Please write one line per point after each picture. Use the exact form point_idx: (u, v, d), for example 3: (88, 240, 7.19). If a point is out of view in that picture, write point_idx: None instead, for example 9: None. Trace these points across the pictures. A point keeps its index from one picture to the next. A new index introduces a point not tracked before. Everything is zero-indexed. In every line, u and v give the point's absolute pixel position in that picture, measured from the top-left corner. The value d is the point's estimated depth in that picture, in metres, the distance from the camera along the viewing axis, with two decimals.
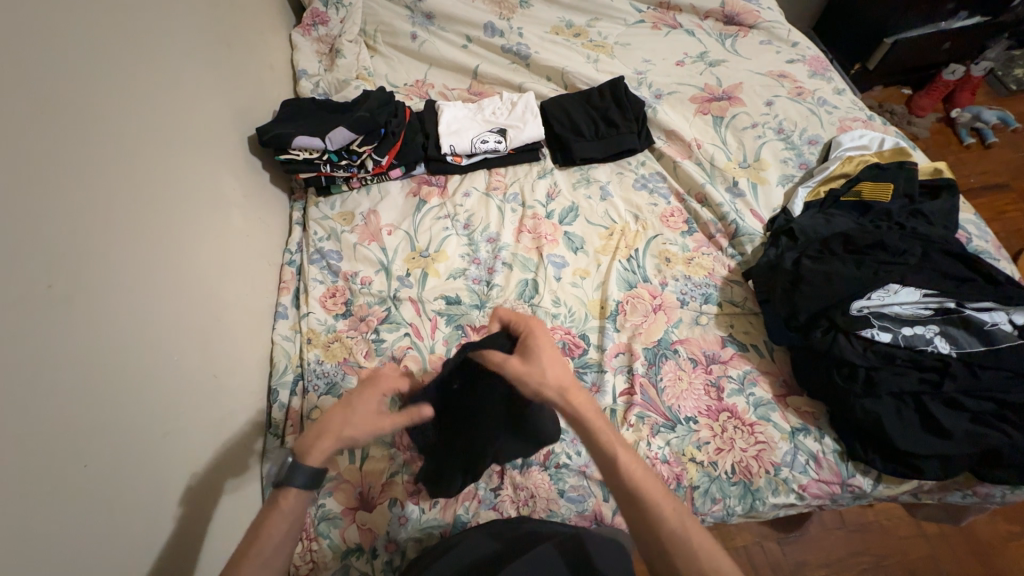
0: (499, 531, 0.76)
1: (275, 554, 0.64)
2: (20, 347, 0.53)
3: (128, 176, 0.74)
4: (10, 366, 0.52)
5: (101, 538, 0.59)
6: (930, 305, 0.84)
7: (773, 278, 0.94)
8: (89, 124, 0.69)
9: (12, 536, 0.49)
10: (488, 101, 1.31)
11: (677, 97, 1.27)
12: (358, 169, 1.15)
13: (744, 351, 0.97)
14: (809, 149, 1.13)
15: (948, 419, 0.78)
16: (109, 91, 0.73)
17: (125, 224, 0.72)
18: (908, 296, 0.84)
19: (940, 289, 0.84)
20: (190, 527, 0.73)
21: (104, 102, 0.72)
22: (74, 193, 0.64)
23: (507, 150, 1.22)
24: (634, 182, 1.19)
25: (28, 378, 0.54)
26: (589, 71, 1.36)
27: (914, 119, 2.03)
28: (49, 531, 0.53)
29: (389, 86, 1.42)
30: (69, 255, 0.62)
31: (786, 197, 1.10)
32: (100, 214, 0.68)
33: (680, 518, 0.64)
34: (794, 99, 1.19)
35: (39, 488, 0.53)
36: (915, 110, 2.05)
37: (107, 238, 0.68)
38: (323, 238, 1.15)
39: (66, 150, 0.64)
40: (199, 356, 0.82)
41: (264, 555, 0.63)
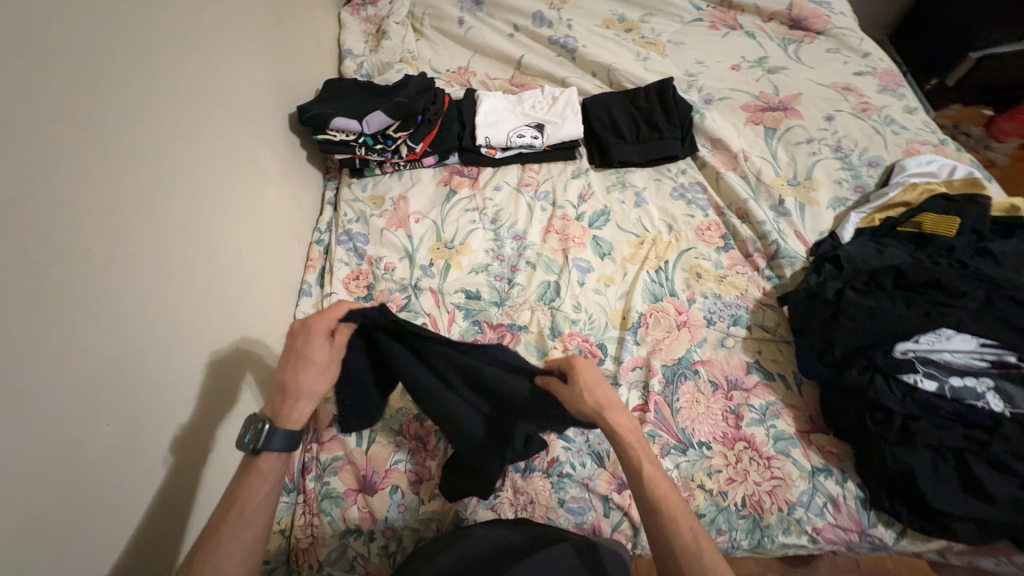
0: (493, 531, 0.76)
1: (259, 512, 0.66)
2: (54, 306, 0.56)
3: (170, 150, 0.76)
4: (43, 323, 0.55)
5: (115, 492, 0.63)
6: (986, 358, 0.76)
7: (811, 307, 0.88)
8: (138, 98, 0.71)
9: (34, 483, 0.53)
10: (529, 94, 1.28)
11: (728, 104, 1.21)
12: (392, 155, 1.15)
13: (769, 380, 0.92)
14: (868, 171, 1.05)
15: (991, 482, 0.71)
16: (159, 64, 0.76)
17: (165, 196, 0.74)
18: (962, 344, 0.78)
19: (1000, 340, 0.76)
20: (201, 489, 0.77)
21: (154, 76, 0.74)
22: (118, 164, 0.66)
23: (543, 147, 1.19)
24: (672, 191, 1.14)
25: (60, 336, 0.56)
26: (637, 69, 1.31)
27: (992, 144, 1.86)
28: (68, 481, 0.56)
29: (432, 71, 1.42)
30: (109, 224, 0.64)
31: (836, 221, 1.03)
32: (140, 184, 0.70)
33: (695, 537, 0.62)
34: (857, 115, 1.10)
35: (63, 441, 0.56)
36: (994, 135, 1.88)
37: (146, 209, 0.70)
38: (352, 220, 1.17)
39: (114, 122, 0.66)
40: (224, 327, 0.85)
41: (247, 511, 0.65)
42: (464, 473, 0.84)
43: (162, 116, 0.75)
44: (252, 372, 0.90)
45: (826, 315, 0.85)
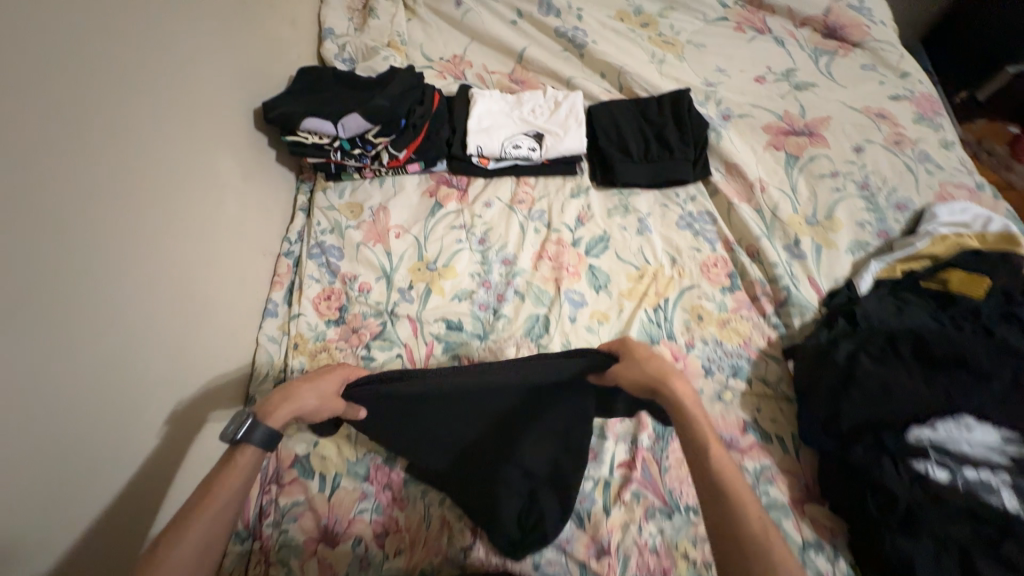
0: None
1: (217, 518, 0.59)
2: None
3: (93, 165, 0.65)
4: None
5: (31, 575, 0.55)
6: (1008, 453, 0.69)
7: (819, 370, 0.81)
8: (46, 105, 0.60)
9: None
10: (530, 95, 1.15)
11: (748, 123, 1.09)
12: (371, 160, 1.03)
13: (767, 442, 0.86)
14: (894, 214, 0.95)
15: None
16: (74, 62, 0.63)
17: (85, 221, 0.64)
18: (983, 436, 0.70)
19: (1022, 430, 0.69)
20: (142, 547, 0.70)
21: (67, 77, 0.62)
22: (18, 189, 0.56)
23: (540, 159, 1.07)
24: (679, 219, 1.04)
25: None
26: (651, 74, 1.18)
27: None
28: None
29: (423, 58, 1.27)
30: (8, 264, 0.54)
31: (855, 267, 0.94)
32: (51, 210, 0.59)
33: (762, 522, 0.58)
34: (889, 148, 0.99)
35: None
36: None
37: (59, 239, 0.60)
38: (325, 231, 1.06)
39: (12, 140, 0.55)
40: (168, 361, 0.77)
41: (212, 512, 0.59)
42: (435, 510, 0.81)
43: (78, 124, 0.64)
44: (201, 406, 0.82)
45: (834, 381, 0.78)
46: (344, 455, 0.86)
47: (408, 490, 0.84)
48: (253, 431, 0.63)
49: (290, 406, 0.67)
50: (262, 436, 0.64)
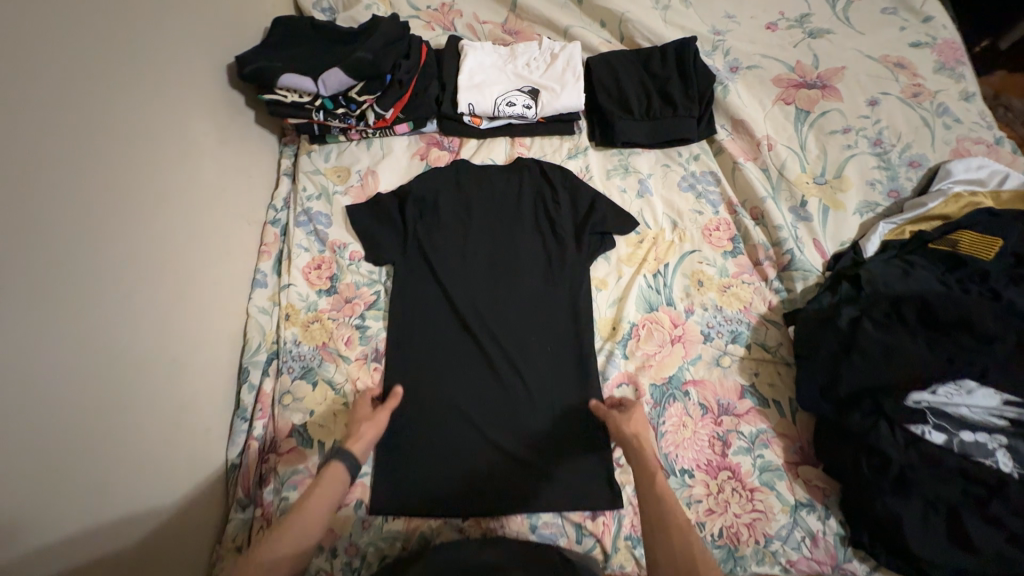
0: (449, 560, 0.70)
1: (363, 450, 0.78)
2: None
3: (35, 122, 0.59)
4: None
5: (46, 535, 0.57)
6: (1006, 415, 0.70)
7: (820, 335, 0.79)
8: None
9: None
10: (524, 47, 1.08)
11: (756, 75, 1.02)
12: (357, 121, 0.97)
13: (764, 406, 0.86)
14: (906, 172, 0.91)
15: (979, 536, 0.66)
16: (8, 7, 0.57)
17: (37, 189, 0.59)
18: (984, 399, 0.71)
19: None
20: (158, 510, 0.71)
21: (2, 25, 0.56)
22: None
23: (536, 118, 1.01)
24: (681, 180, 0.99)
25: None
26: (654, 22, 1.10)
27: None
28: None
29: (409, 7, 1.18)
30: None
31: (861, 229, 0.91)
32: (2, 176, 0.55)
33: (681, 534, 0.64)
34: (906, 100, 0.93)
35: None
36: None
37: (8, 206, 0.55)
38: (313, 197, 1.01)
39: None
40: (153, 337, 0.73)
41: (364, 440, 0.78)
42: (448, 465, 0.84)
43: (18, 79, 0.58)
44: (190, 382, 0.79)
45: (836, 346, 0.77)
46: (342, 424, 0.86)
47: (398, 455, 0.84)
48: (342, 456, 0.73)
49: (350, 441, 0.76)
50: (348, 460, 0.73)
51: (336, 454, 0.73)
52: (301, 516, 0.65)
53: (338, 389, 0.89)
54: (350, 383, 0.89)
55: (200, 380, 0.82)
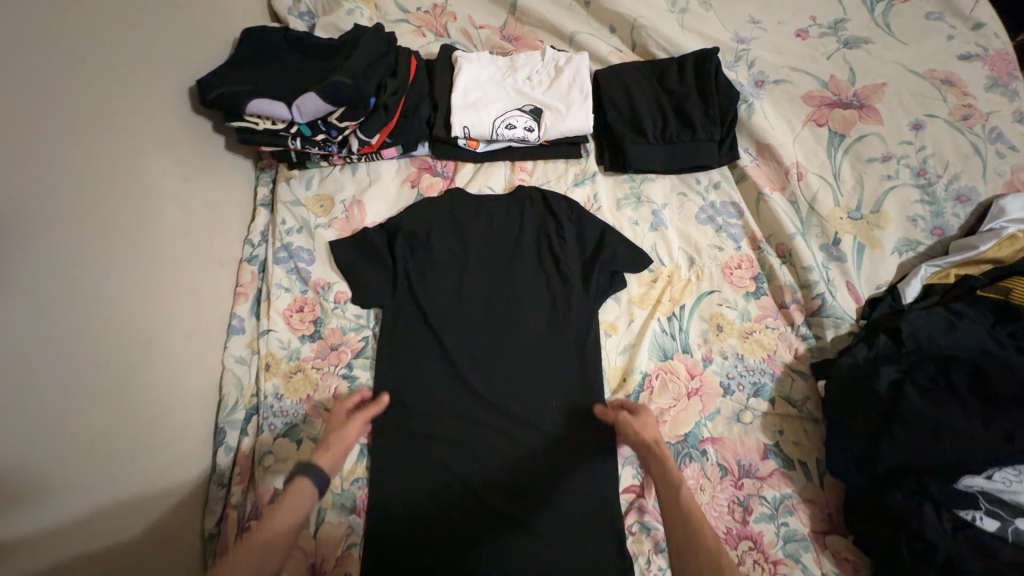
0: None
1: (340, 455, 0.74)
2: None
3: None
4: None
5: None
6: None
7: (855, 398, 0.72)
8: None
9: None
10: (526, 58, 0.97)
11: (785, 91, 0.92)
12: (338, 147, 0.87)
13: (789, 468, 0.78)
14: (953, 207, 0.81)
15: None
16: None
17: None
18: None
19: None
20: None
21: None
22: None
23: (539, 142, 0.91)
24: (698, 212, 0.90)
25: None
26: (671, 28, 0.99)
27: None
28: None
29: (398, 10, 1.06)
30: None
31: (899, 271, 0.82)
32: None
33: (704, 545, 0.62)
34: (955, 124, 0.83)
35: None
36: None
37: None
38: (293, 231, 0.92)
39: None
40: (114, 412, 0.65)
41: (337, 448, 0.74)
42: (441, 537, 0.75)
43: None
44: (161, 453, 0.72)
45: (876, 414, 0.69)
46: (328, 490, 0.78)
47: (386, 526, 0.76)
48: (312, 473, 0.69)
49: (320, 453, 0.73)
50: (320, 477, 0.70)
51: (302, 468, 0.70)
52: (266, 533, 0.63)
53: None
54: None
55: (173, 447, 0.74)
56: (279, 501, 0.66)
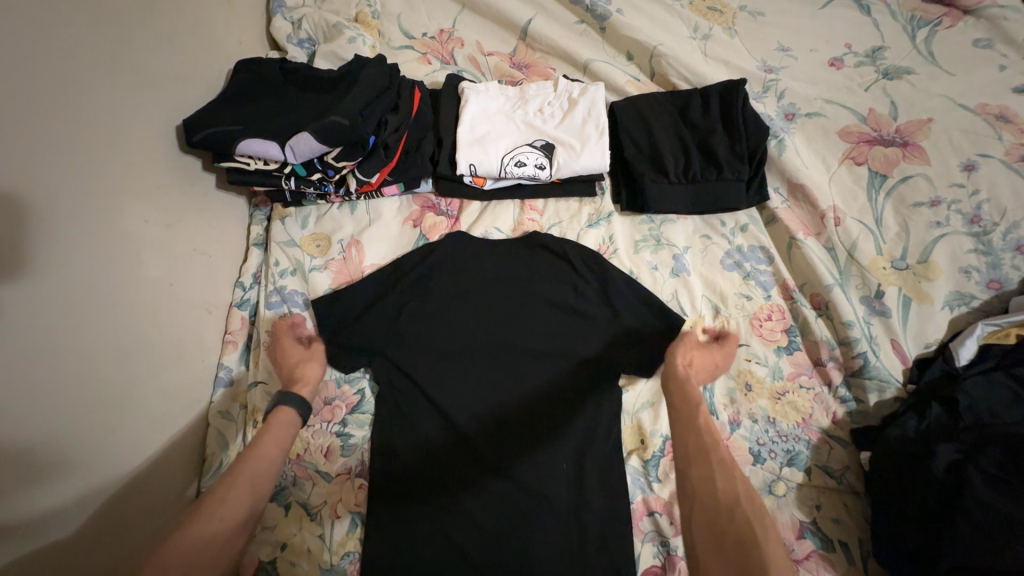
0: None
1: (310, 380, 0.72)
2: None
3: None
4: None
5: None
6: None
7: (911, 480, 0.64)
8: None
9: None
10: (537, 88, 0.91)
11: (819, 125, 0.85)
12: (335, 187, 0.82)
13: (828, 550, 0.69)
14: (1012, 259, 0.73)
15: None
16: None
17: None
18: None
19: None
20: None
21: None
22: None
23: (551, 180, 0.85)
24: (723, 256, 0.83)
25: None
26: (692, 55, 0.92)
27: None
28: None
29: (402, 36, 1.01)
30: None
31: (951, 329, 0.74)
32: None
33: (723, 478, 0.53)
34: (1013, 165, 0.75)
35: None
36: None
37: None
38: (286, 273, 0.86)
39: None
40: (77, 492, 0.59)
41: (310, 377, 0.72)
42: None
43: None
44: (130, 536, 0.64)
45: (932, 499, 0.62)
46: (315, 564, 0.71)
47: None
48: (289, 401, 0.66)
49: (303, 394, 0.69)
50: (295, 403, 0.66)
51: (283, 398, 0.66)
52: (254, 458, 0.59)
53: (313, 514, 0.73)
54: (328, 507, 0.74)
55: (148, 529, 0.67)
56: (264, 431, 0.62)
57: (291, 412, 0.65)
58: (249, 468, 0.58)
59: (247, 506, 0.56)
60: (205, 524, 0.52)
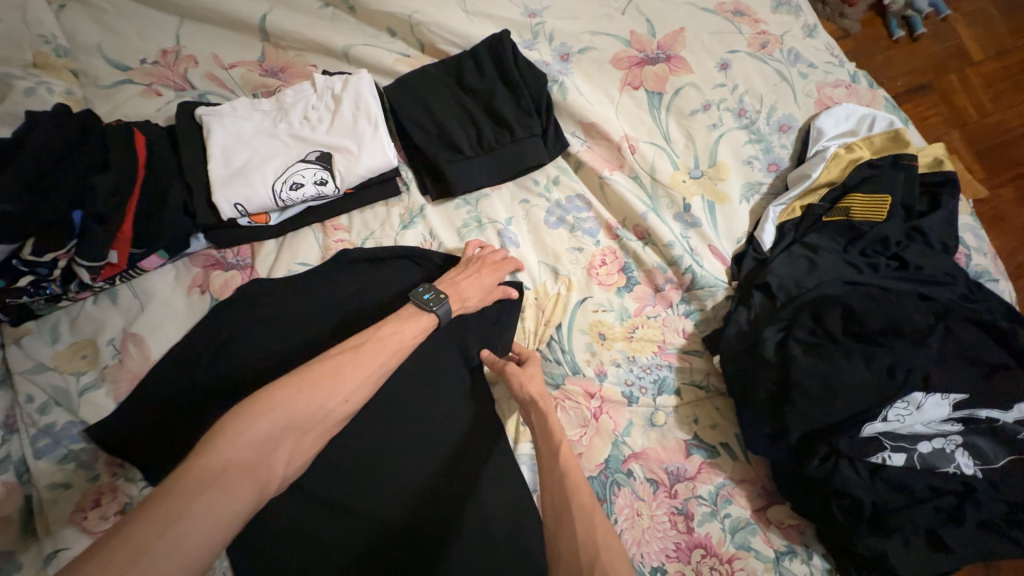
0: None
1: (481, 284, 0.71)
2: None
3: None
4: None
5: None
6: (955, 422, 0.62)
7: (752, 371, 0.68)
8: None
9: None
10: (294, 92, 0.78)
11: (593, 58, 0.84)
12: (63, 285, 0.65)
13: (713, 456, 0.73)
14: (779, 140, 0.80)
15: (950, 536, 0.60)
16: None
17: None
18: (935, 411, 0.62)
19: (966, 391, 0.62)
20: None
21: None
22: None
23: (341, 192, 0.75)
24: (546, 215, 0.80)
25: None
26: (453, 17, 0.85)
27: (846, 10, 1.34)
28: None
29: (111, 72, 0.81)
30: None
31: (753, 218, 0.79)
32: None
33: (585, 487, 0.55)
34: (756, 55, 0.82)
35: None
36: None
37: None
38: (47, 405, 0.67)
39: None
40: None
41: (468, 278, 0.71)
42: None
43: None
44: (244, 485, 0.43)
45: (772, 383, 0.66)
46: None
47: None
48: (438, 308, 0.66)
49: (456, 302, 0.68)
50: (442, 310, 0.66)
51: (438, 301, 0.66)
52: (371, 352, 0.57)
53: None
54: None
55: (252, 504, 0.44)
56: (401, 316, 0.64)
57: (437, 319, 0.66)
58: (381, 363, 0.57)
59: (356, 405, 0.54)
60: (324, 400, 0.51)
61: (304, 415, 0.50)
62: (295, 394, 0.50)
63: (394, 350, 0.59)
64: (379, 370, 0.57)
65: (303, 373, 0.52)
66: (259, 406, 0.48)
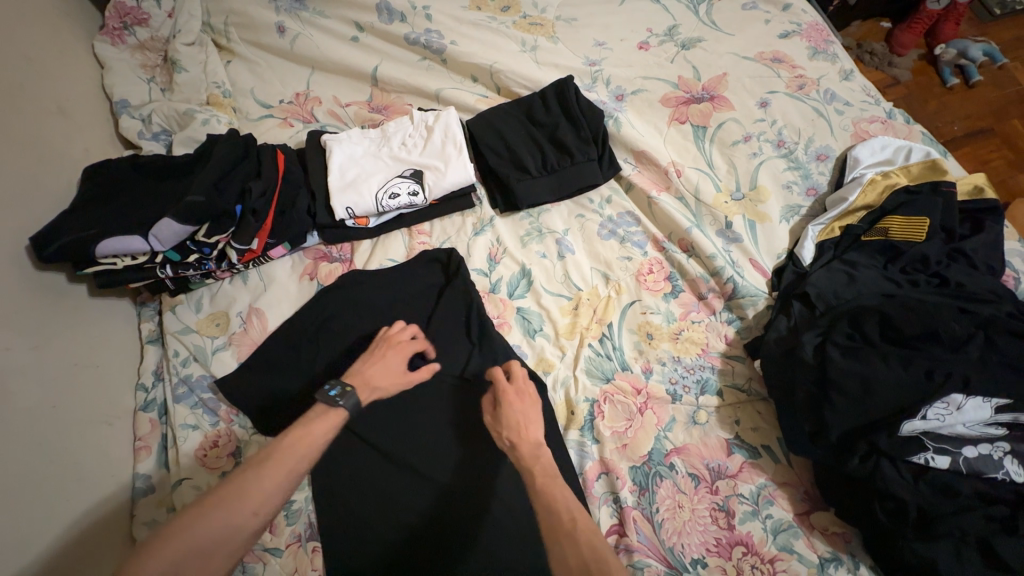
0: None
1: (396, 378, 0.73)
2: None
3: None
4: None
5: None
6: (999, 426, 0.64)
7: (790, 370, 0.73)
8: None
9: None
10: (397, 124, 0.97)
11: (644, 98, 0.97)
12: (216, 263, 0.82)
13: (755, 457, 0.76)
14: (817, 168, 0.88)
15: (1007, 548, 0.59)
16: None
17: None
18: (977, 413, 0.64)
19: (1012, 398, 0.63)
20: None
21: None
22: None
23: (428, 202, 0.90)
24: (600, 229, 0.91)
25: None
26: (526, 66, 1.03)
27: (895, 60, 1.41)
28: None
29: (259, 108, 1.04)
30: None
31: (793, 236, 0.86)
32: None
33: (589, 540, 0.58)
34: (793, 95, 0.92)
35: None
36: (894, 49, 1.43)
37: None
38: (187, 361, 0.84)
39: None
40: None
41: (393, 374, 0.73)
42: None
43: None
44: None
45: (810, 383, 0.70)
46: None
47: None
48: (331, 394, 0.67)
49: (362, 389, 0.70)
50: (345, 399, 0.67)
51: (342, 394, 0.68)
52: (297, 446, 0.62)
53: None
54: None
55: None
56: (312, 414, 0.66)
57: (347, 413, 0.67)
58: (297, 456, 0.61)
59: (275, 503, 0.59)
60: (239, 510, 0.56)
61: (222, 526, 0.55)
62: (211, 508, 0.56)
63: (304, 452, 0.62)
64: (302, 461, 0.61)
65: (243, 474, 0.59)
66: (166, 537, 0.53)
